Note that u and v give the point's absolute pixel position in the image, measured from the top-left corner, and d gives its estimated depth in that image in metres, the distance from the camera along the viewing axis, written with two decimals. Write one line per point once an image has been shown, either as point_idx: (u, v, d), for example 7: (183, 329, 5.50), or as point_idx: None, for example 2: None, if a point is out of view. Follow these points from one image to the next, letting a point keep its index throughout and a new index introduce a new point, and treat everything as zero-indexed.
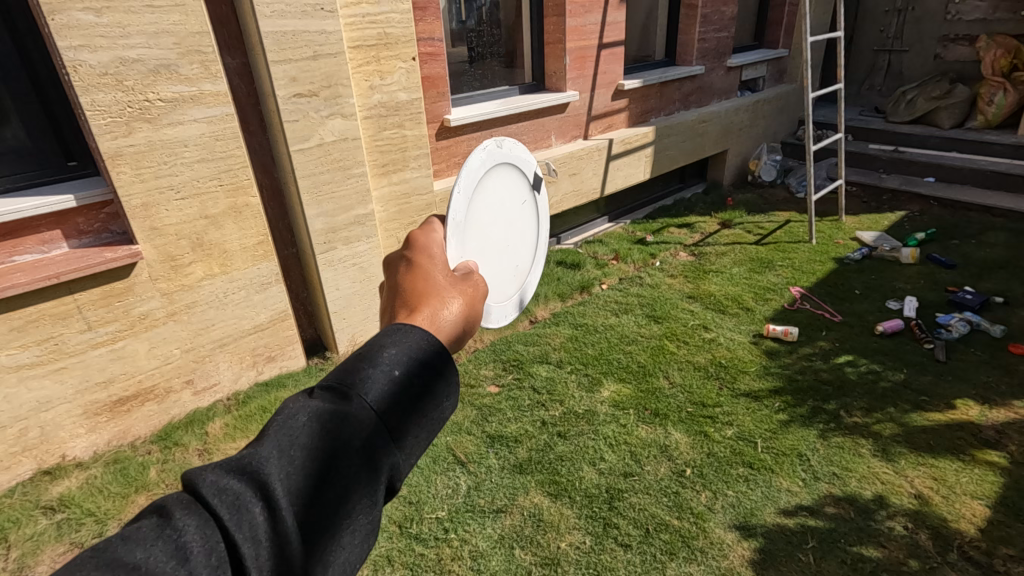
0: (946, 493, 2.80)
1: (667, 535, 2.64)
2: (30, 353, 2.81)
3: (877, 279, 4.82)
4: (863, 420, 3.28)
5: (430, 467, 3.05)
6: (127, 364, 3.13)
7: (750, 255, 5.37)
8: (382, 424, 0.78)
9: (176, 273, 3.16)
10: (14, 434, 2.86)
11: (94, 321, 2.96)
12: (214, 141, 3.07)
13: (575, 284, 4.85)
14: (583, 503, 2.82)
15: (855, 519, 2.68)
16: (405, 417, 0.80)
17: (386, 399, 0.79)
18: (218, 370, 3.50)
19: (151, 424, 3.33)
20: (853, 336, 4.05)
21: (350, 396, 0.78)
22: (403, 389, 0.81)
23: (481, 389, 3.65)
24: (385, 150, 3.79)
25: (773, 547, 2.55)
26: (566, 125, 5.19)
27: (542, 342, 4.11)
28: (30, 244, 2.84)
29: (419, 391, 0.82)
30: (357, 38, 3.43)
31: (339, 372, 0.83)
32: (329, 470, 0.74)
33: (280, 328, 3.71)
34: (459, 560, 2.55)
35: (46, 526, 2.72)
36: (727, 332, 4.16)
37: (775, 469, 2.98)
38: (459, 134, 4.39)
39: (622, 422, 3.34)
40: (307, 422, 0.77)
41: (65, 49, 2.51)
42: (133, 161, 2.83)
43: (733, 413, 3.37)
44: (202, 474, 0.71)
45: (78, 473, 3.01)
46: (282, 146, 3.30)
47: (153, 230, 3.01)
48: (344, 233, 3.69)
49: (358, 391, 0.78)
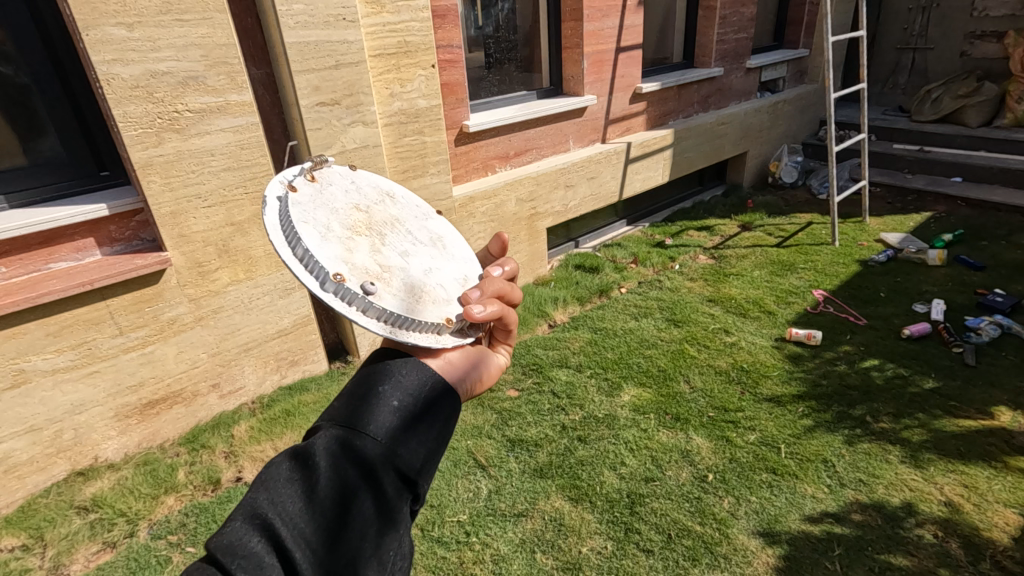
0: (978, 501, 2.74)
1: (690, 540, 2.62)
2: (65, 357, 2.90)
3: (903, 281, 4.73)
4: (890, 425, 3.22)
5: (451, 471, 3.07)
6: (156, 368, 3.21)
7: (771, 257, 5.31)
8: (393, 444, 0.94)
9: (203, 279, 3.24)
10: (50, 436, 2.96)
11: (125, 327, 3.05)
12: (240, 150, 3.14)
13: (594, 288, 4.84)
14: (605, 507, 2.82)
15: (883, 526, 2.64)
16: (414, 432, 0.97)
17: (389, 423, 0.95)
18: (243, 374, 3.57)
19: (179, 427, 3.40)
20: (879, 340, 3.98)
21: (360, 426, 0.93)
22: (402, 414, 0.97)
23: (501, 393, 3.66)
24: (405, 156, 3.84)
25: (799, 555, 2.52)
26: (584, 129, 5.20)
27: (561, 347, 4.11)
28: (65, 251, 2.94)
29: (419, 409, 1.00)
30: (378, 46, 3.49)
31: (349, 406, 0.98)
32: (351, 486, 0.89)
33: (303, 333, 3.77)
34: (480, 564, 2.57)
35: (80, 526, 2.80)
36: (748, 336, 4.12)
37: (799, 475, 2.94)
38: (477, 139, 4.42)
39: (642, 426, 3.32)
40: (325, 449, 0.91)
41: (98, 63, 2.60)
42: (163, 170, 2.91)
43: (755, 418, 3.34)
44: (259, 497, 0.88)
45: (110, 475, 3.09)
46: (304, 154, 3.37)
47: (182, 237, 3.08)
48: None
49: (367, 420, 0.94)
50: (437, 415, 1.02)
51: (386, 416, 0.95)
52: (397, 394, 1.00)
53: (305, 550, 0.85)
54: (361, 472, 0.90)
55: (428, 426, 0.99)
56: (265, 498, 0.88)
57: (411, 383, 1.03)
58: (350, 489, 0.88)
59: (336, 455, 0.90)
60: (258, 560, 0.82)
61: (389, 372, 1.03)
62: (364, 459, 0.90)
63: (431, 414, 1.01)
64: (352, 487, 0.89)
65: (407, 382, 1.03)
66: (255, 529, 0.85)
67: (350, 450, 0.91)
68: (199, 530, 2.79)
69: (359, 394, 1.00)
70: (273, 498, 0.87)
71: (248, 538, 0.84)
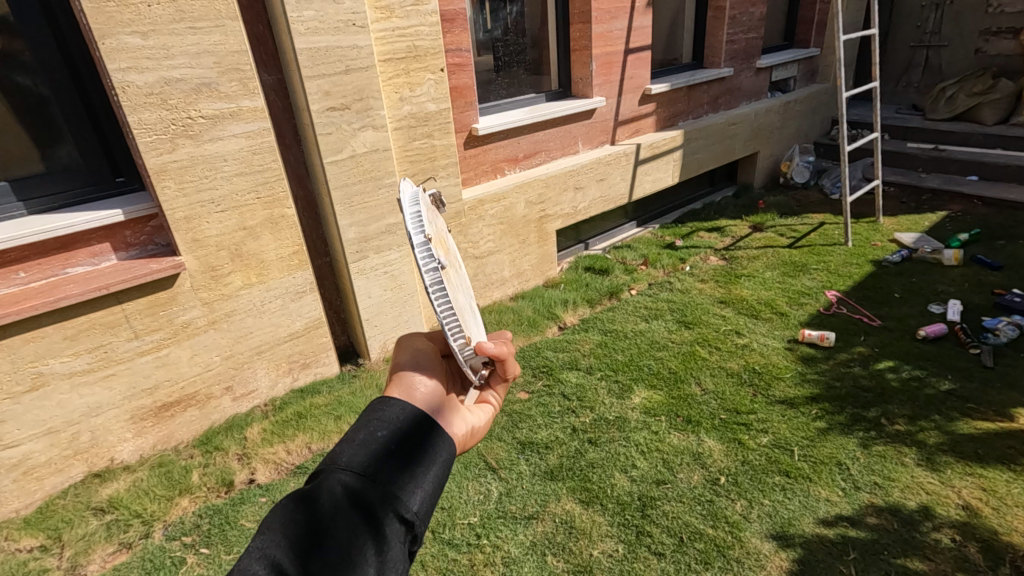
0: (997, 504, 2.69)
1: (702, 544, 2.60)
2: (82, 360, 2.95)
3: (918, 282, 4.66)
4: (906, 428, 3.17)
5: (462, 473, 3.08)
6: (170, 371, 3.26)
7: (784, 258, 5.26)
8: (382, 475, 0.97)
9: (216, 283, 3.28)
10: (67, 438, 3.01)
11: (140, 330, 3.10)
12: (252, 155, 3.18)
13: (603, 290, 4.82)
14: (616, 510, 2.81)
15: (899, 530, 2.60)
16: (401, 468, 0.99)
17: (375, 461, 0.98)
18: (255, 377, 3.60)
19: (193, 429, 3.44)
20: (893, 341, 3.93)
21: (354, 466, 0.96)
22: (387, 449, 1.00)
23: (511, 395, 3.67)
24: (415, 160, 3.86)
25: (814, 559, 2.49)
26: (593, 131, 5.20)
27: (571, 349, 4.11)
28: (82, 256, 2.99)
29: (405, 444, 1.03)
30: (388, 51, 3.52)
31: (341, 450, 0.99)
32: (348, 516, 0.90)
33: (315, 336, 3.80)
34: (491, 566, 2.57)
35: (97, 526, 2.82)
36: (760, 338, 4.09)
37: (813, 478, 2.91)
38: (486, 142, 4.43)
39: (653, 428, 3.31)
40: (323, 489, 0.92)
41: (114, 71, 2.65)
42: (177, 175, 2.95)
43: (767, 420, 3.32)
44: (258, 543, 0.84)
45: (125, 476, 3.12)
46: (316, 158, 3.40)
47: (195, 241, 3.12)
48: (375, 242, 3.76)
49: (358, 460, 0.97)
50: (432, 443, 1.07)
51: (372, 451, 0.99)
52: (379, 432, 1.03)
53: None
54: (357, 501, 0.92)
55: (414, 462, 1.02)
56: (262, 541, 0.85)
57: (396, 419, 1.07)
58: (342, 523, 0.88)
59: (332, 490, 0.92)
60: None
61: (371, 413, 1.07)
62: (359, 493, 0.93)
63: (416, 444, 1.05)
64: (349, 519, 0.89)
65: (389, 417, 1.07)
66: (268, 553, 0.83)
67: (346, 479, 0.94)
68: (213, 531, 2.81)
69: (348, 437, 1.02)
70: (272, 540, 0.85)
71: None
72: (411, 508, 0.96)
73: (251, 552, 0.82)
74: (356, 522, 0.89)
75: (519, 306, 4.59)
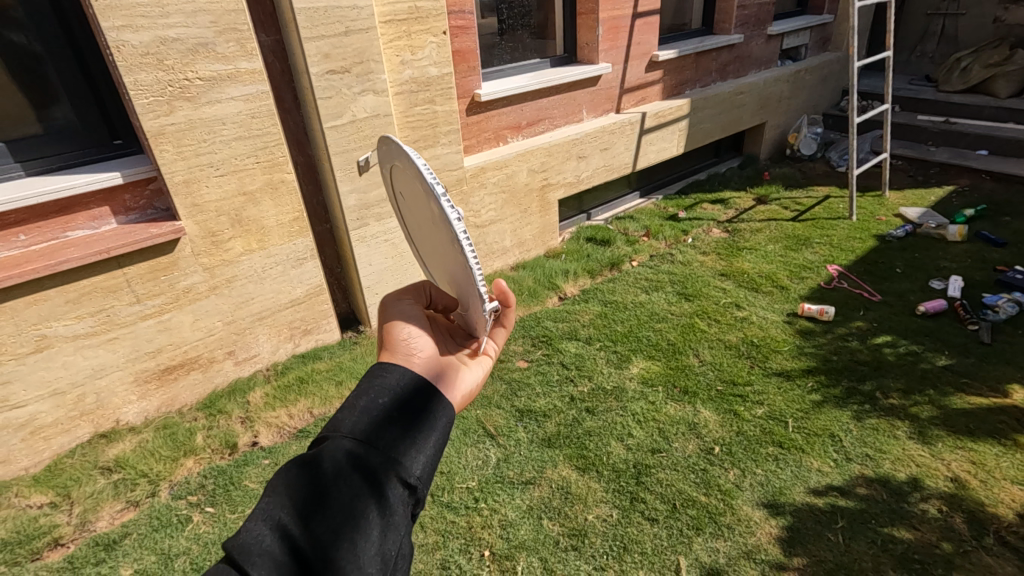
0: (985, 477, 2.74)
1: (694, 510, 2.66)
2: (85, 323, 2.98)
3: (921, 257, 4.64)
4: (900, 402, 3.21)
5: (461, 439, 3.13)
6: (173, 335, 3.28)
7: (786, 231, 5.23)
8: (382, 440, 0.98)
9: (217, 249, 3.27)
10: (73, 399, 3.05)
11: (142, 294, 3.11)
12: (251, 119, 3.13)
13: (604, 261, 4.81)
14: (611, 477, 2.87)
15: (887, 500, 2.66)
16: (401, 432, 1.01)
17: (375, 426, 1.00)
18: (258, 342, 3.63)
19: (197, 392, 3.48)
20: (892, 316, 3.94)
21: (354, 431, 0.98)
22: (387, 415, 1.02)
23: (510, 363, 3.71)
24: (416, 126, 3.81)
25: (803, 527, 2.55)
26: (598, 99, 5.10)
27: (571, 319, 4.12)
28: (82, 220, 2.98)
29: (405, 408, 1.04)
30: (389, 12, 3.42)
31: (343, 415, 1.02)
32: (350, 479, 0.92)
33: (316, 303, 3.81)
34: (489, 528, 2.64)
35: (104, 485, 2.88)
36: (760, 311, 4.10)
37: (805, 449, 2.96)
38: (489, 109, 4.35)
39: (650, 398, 3.35)
40: (324, 453, 0.95)
41: (108, 29, 2.58)
42: (175, 139, 2.91)
43: (763, 392, 3.35)
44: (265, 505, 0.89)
45: (131, 437, 3.18)
46: (316, 123, 3.35)
47: (195, 206, 3.11)
48: (376, 209, 3.73)
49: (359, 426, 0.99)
50: (434, 407, 1.07)
51: (371, 417, 1.01)
52: (379, 398, 1.05)
53: (296, 534, 0.85)
54: (357, 465, 0.94)
55: (415, 426, 1.03)
56: (269, 502, 0.90)
57: (396, 385, 1.09)
58: (344, 486, 0.90)
59: (334, 453, 0.95)
60: (263, 550, 0.82)
61: (373, 378, 1.09)
62: (359, 458, 0.95)
63: (417, 408, 1.06)
64: (350, 482, 0.91)
65: (389, 383, 1.08)
66: (273, 514, 0.87)
67: (347, 442, 0.96)
68: (218, 491, 2.88)
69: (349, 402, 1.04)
70: (278, 501, 0.89)
71: (259, 536, 0.84)
72: (412, 472, 0.97)
73: (257, 515, 0.87)
74: (357, 485, 0.91)
75: (520, 276, 4.59)
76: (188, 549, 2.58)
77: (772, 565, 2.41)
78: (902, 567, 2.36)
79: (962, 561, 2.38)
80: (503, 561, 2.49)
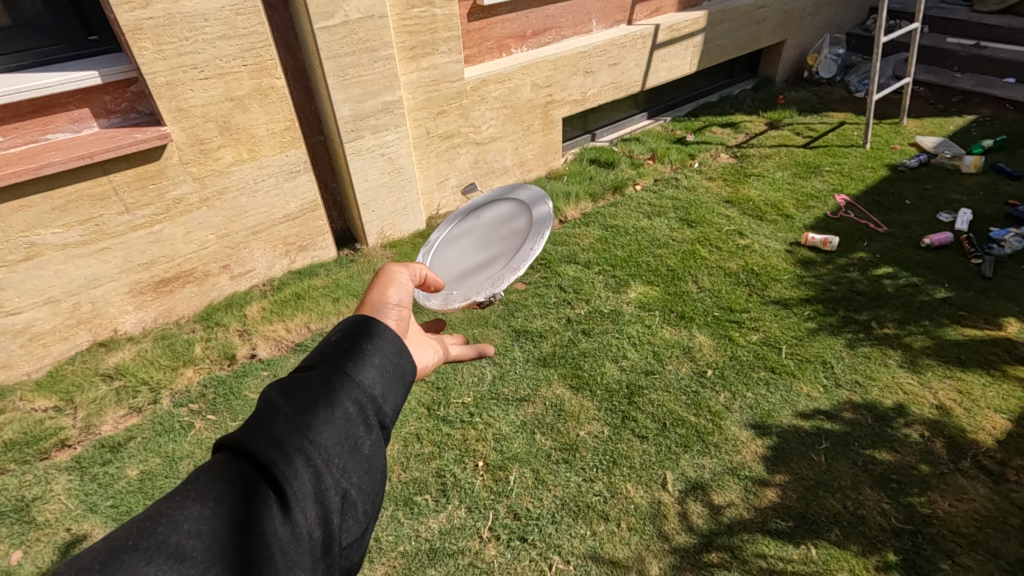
0: (969, 406, 2.80)
1: (683, 429, 2.74)
2: (75, 232, 2.91)
3: (931, 189, 4.51)
4: (895, 332, 3.22)
5: (457, 357, 3.17)
6: (166, 247, 3.23)
7: (797, 158, 5.06)
8: (370, 379, 0.90)
9: (206, 158, 3.15)
10: (69, 307, 3.04)
11: (131, 204, 3.02)
12: (235, 16, 2.91)
13: (607, 184, 4.68)
14: (604, 396, 2.92)
15: (872, 424, 2.73)
16: (389, 372, 0.93)
17: (363, 364, 0.91)
18: (253, 257, 3.59)
19: (193, 305, 3.48)
20: (896, 248, 3.88)
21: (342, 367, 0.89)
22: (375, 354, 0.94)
23: (508, 285, 3.69)
24: (414, 31, 3.56)
25: (787, 447, 2.63)
26: (608, 7, 4.76)
27: (571, 243, 4.06)
28: (61, 122, 2.83)
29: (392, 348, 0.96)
30: None
31: (326, 347, 0.92)
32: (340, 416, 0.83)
33: (311, 218, 3.73)
34: (483, 441, 2.72)
35: (106, 391, 2.93)
36: (762, 239, 4.03)
37: (797, 375, 3.00)
38: (491, 14, 4.06)
39: (646, 322, 3.36)
40: (307, 387, 0.84)
41: None
42: (154, 35, 2.71)
43: (760, 319, 3.36)
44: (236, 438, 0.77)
45: (130, 346, 3.21)
46: (306, 23, 3.12)
47: (181, 111, 2.96)
48: (372, 121, 3.56)
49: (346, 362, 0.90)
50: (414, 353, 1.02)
51: (357, 354, 0.92)
52: (366, 334, 0.95)
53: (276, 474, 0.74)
54: (346, 403, 0.85)
55: (401, 368, 0.96)
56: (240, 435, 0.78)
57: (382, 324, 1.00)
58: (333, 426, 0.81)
59: (320, 387, 0.84)
60: (239, 490, 0.72)
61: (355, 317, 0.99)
62: (347, 396, 0.86)
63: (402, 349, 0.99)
64: (338, 420, 0.82)
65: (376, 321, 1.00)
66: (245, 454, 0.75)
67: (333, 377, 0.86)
68: (218, 400, 2.93)
69: (331, 337, 0.94)
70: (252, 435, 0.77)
71: (232, 474, 0.73)
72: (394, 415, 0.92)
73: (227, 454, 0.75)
74: (347, 426, 0.83)
75: None
76: (192, 453, 2.66)
77: (755, 481, 2.50)
78: (879, 486, 2.46)
79: (938, 481, 2.47)
80: (496, 471, 2.58)
